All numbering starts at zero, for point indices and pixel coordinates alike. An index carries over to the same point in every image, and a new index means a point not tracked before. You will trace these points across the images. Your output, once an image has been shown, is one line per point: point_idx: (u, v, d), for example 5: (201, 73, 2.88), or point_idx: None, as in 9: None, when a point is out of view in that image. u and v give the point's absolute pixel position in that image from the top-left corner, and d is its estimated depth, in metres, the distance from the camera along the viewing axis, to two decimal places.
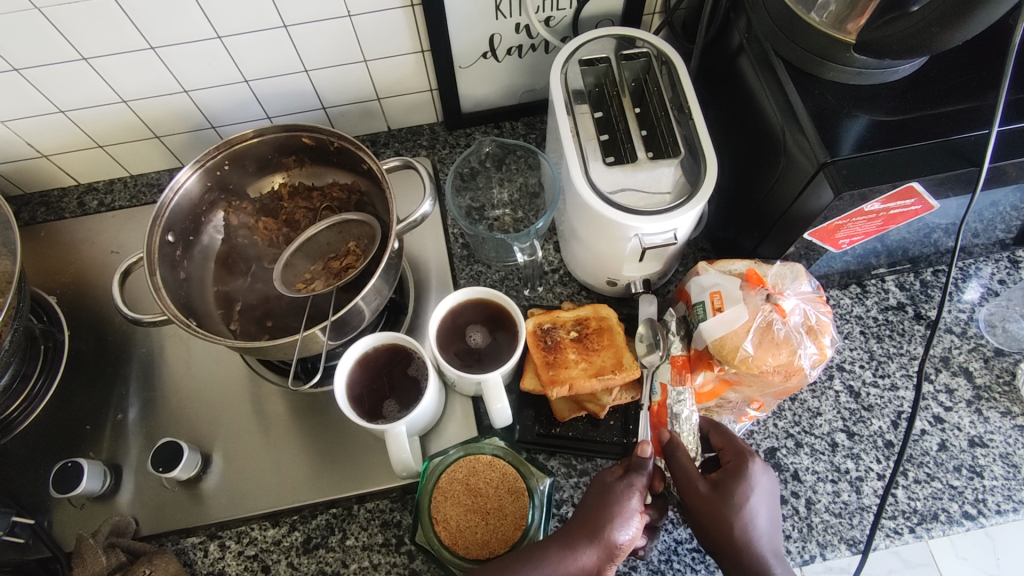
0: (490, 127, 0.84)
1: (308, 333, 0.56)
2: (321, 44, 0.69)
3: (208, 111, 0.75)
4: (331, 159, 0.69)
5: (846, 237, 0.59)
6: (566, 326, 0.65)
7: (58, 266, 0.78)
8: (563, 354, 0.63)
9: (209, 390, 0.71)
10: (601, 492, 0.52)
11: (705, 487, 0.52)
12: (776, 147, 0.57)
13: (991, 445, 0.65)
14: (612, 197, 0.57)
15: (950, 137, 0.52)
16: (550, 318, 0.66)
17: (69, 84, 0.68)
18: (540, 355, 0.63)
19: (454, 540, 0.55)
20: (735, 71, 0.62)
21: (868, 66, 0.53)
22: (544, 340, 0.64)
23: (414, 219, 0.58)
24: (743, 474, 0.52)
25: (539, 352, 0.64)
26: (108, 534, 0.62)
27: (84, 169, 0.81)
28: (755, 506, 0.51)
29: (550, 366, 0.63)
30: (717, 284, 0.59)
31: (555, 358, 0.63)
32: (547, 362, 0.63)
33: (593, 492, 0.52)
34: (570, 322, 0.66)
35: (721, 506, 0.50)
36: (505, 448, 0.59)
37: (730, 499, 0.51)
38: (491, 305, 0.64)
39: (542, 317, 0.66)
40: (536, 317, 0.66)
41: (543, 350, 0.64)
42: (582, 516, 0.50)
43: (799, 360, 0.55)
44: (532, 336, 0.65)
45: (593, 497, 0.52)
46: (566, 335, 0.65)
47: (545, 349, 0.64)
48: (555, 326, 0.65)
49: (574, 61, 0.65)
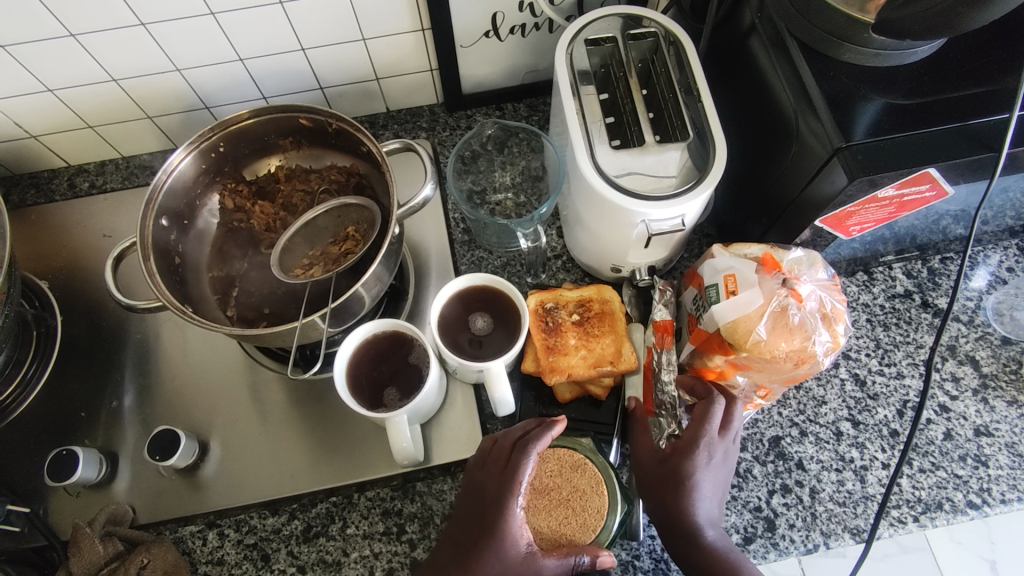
0: (491, 109, 0.82)
1: (307, 321, 0.55)
2: (318, 21, 0.66)
3: (202, 90, 0.73)
4: (329, 141, 0.67)
5: (857, 224, 0.58)
6: (567, 308, 0.65)
7: (49, 250, 0.77)
8: (563, 339, 0.63)
9: (206, 377, 0.70)
10: (506, 496, 0.49)
11: (657, 460, 0.53)
12: (787, 131, 0.55)
13: (996, 434, 0.65)
14: (618, 180, 0.56)
15: (968, 121, 0.50)
16: (552, 298, 0.65)
17: (57, 61, 0.65)
18: (540, 336, 0.62)
19: (559, 539, 0.54)
20: (745, 53, 0.61)
21: (885, 47, 0.51)
22: (546, 320, 0.64)
23: (415, 204, 0.57)
24: (693, 452, 0.51)
25: (539, 334, 0.63)
26: (105, 522, 0.61)
27: (74, 150, 0.78)
28: (700, 484, 0.50)
29: (550, 351, 0.62)
30: (731, 267, 0.57)
31: (555, 343, 0.62)
32: (548, 346, 0.62)
33: (493, 487, 0.50)
34: (573, 303, 0.65)
35: (661, 484, 0.51)
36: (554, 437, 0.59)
37: (670, 478, 0.51)
38: (493, 293, 0.63)
39: (545, 295, 0.65)
40: (537, 296, 0.65)
41: (544, 333, 0.63)
42: (494, 538, 0.47)
43: (813, 346, 0.54)
44: (533, 314, 0.64)
45: (492, 493, 0.50)
46: (568, 317, 0.64)
47: (546, 332, 0.63)
48: (557, 307, 0.65)
49: (579, 41, 0.62)
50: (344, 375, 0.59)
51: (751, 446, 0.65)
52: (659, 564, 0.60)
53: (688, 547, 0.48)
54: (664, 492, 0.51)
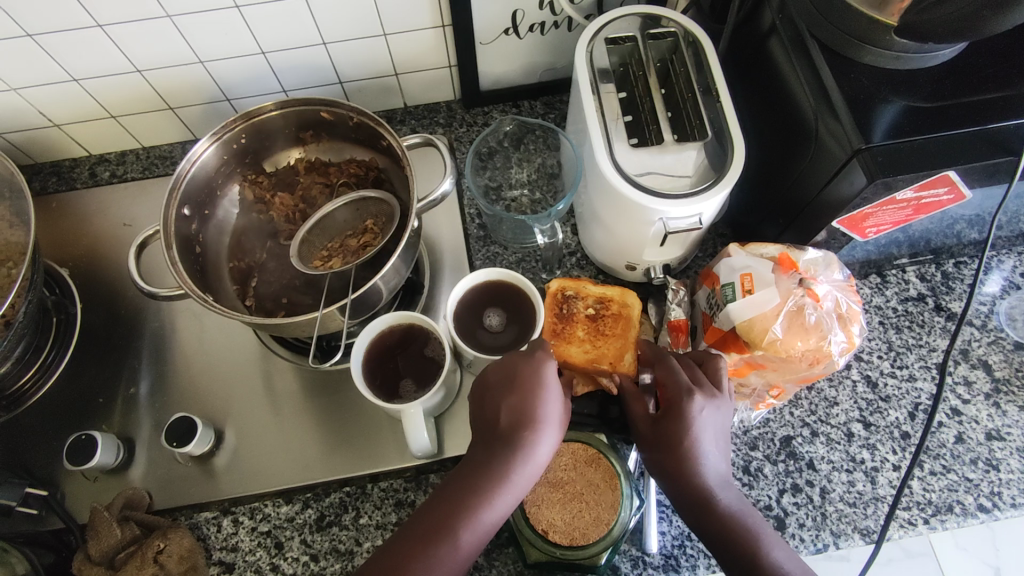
0: (507, 106, 0.82)
1: (327, 311, 0.55)
2: (340, 15, 0.67)
3: (223, 83, 0.74)
4: (348, 134, 0.68)
5: (874, 226, 0.58)
6: (586, 300, 0.65)
7: (68, 238, 0.78)
8: (572, 329, 0.63)
9: (223, 366, 0.71)
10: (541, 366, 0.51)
11: (650, 427, 0.51)
12: (806, 132, 0.55)
13: (1008, 438, 0.65)
14: (637, 179, 0.56)
15: (988, 125, 0.50)
16: (574, 287, 0.65)
17: (83, 51, 0.66)
18: (550, 320, 0.64)
19: (571, 532, 0.55)
20: (765, 54, 0.61)
21: (907, 50, 0.51)
22: (561, 307, 0.64)
23: (434, 198, 0.57)
24: (683, 413, 0.49)
25: (551, 316, 0.64)
26: (122, 507, 0.62)
27: (96, 140, 0.79)
28: (702, 445, 0.48)
29: (556, 335, 0.63)
30: (748, 266, 0.57)
31: (563, 330, 0.63)
32: (556, 330, 0.63)
33: (523, 363, 0.51)
34: (593, 298, 0.65)
35: (660, 448, 0.49)
36: (569, 432, 0.60)
37: (669, 442, 0.49)
38: (514, 291, 0.63)
39: (567, 283, 0.65)
40: (560, 282, 0.66)
41: (555, 317, 0.64)
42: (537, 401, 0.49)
43: (829, 346, 0.54)
44: (550, 298, 0.65)
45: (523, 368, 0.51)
46: (583, 310, 0.64)
47: (557, 317, 0.64)
48: (576, 297, 0.65)
49: (600, 39, 0.63)
50: (363, 352, 0.61)
51: (762, 445, 0.65)
52: (669, 560, 0.60)
53: (700, 511, 0.47)
54: (666, 453, 0.49)
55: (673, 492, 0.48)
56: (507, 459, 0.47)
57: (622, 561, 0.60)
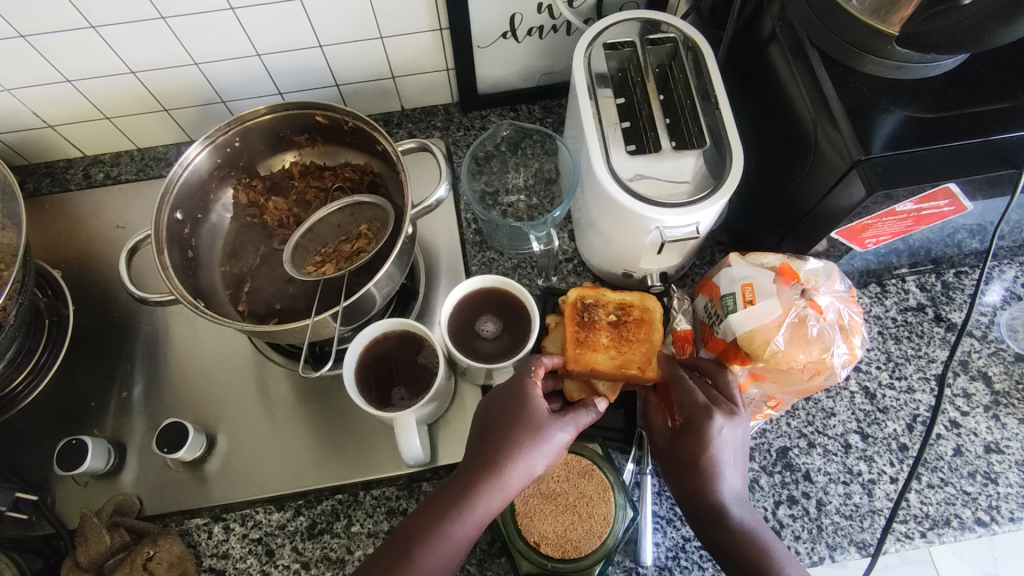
0: (505, 110, 0.82)
1: (318, 319, 0.55)
2: (337, 18, 0.66)
3: (219, 85, 0.73)
4: (343, 138, 0.68)
5: (873, 236, 0.57)
6: (607, 307, 0.62)
7: (61, 240, 0.77)
8: (595, 335, 0.61)
9: (215, 370, 0.70)
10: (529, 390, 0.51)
11: (670, 444, 0.51)
12: (805, 142, 0.55)
13: (1007, 451, 0.64)
14: (633, 187, 0.56)
15: (990, 137, 0.50)
16: (593, 295, 0.63)
17: (77, 53, 0.66)
18: (572, 327, 0.61)
19: (563, 544, 0.55)
20: (764, 60, 0.60)
21: (908, 60, 0.50)
22: (582, 315, 0.62)
23: (429, 204, 0.56)
24: (702, 432, 0.49)
25: (572, 324, 0.61)
26: (111, 513, 0.61)
27: (91, 141, 0.79)
28: (721, 463, 0.48)
29: (579, 344, 0.60)
30: (748, 276, 0.56)
31: (586, 337, 0.61)
32: (579, 339, 0.60)
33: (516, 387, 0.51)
34: (613, 304, 0.63)
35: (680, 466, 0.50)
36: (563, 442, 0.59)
37: (688, 460, 0.49)
38: (519, 309, 0.62)
39: (586, 291, 0.63)
40: (580, 290, 0.63)
41: (577, 325, 0.61)
42: (521, 423, 0.49)
43: (830, 358, 0.54)
44: (569, 306, 0.62)
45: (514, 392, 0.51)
46: (605, 317, 0.62)
47: (579, 325, 0.61)
48: (596, 304, 0.62)
49: (598, 44, 0.62)
50: (357, 359, 0.60)
51: (758, 456, 0.65)
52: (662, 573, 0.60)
53: (715, 528, 0.47)
54: (686, 471, 0.49)
55: (690, 507, 0.49)
56: (485, 478, 0.47)
57: (616, 572, 0.60)
